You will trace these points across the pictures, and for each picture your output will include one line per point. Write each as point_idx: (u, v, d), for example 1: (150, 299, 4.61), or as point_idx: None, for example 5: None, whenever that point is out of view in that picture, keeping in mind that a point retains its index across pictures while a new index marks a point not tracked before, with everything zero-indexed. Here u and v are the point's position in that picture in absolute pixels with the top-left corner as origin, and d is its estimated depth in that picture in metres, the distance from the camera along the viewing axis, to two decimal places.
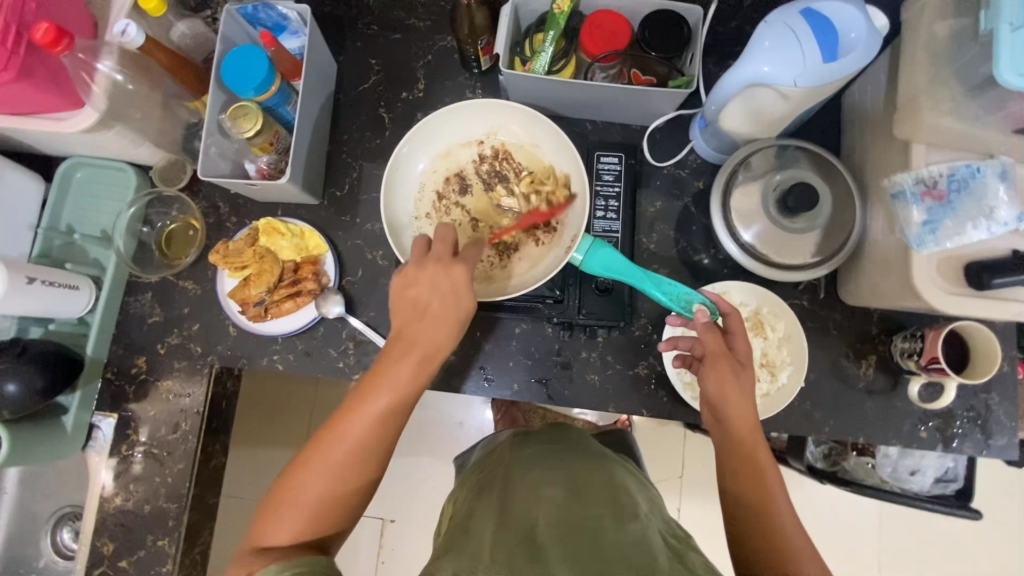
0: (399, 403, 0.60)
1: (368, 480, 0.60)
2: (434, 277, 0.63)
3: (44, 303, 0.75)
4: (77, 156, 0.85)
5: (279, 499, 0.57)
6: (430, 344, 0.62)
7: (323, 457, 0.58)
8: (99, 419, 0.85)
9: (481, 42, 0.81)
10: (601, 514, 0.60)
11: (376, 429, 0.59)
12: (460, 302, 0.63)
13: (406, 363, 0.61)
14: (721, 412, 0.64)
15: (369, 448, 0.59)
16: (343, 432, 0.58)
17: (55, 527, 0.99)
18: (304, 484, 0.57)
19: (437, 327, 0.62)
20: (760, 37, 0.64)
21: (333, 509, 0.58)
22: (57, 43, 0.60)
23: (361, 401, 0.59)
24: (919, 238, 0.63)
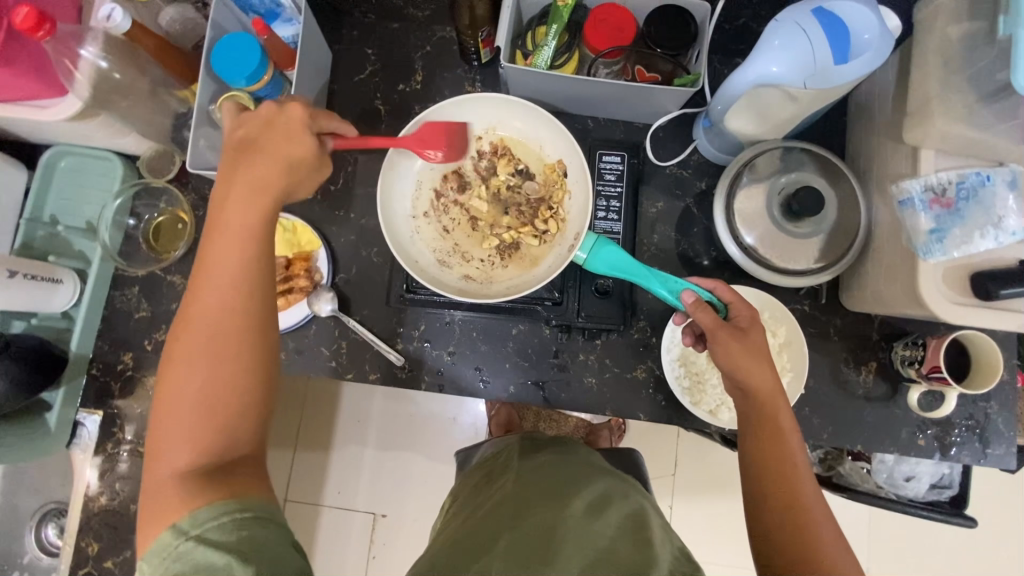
0: (244, 261, 0.54)
1: (246, 358, 0.53)
2: (264, 122, 0.59)
3: (24, 297, 0.73)
4: (60, 145, 0.82)
5: (158, 414, 0.52)
6: (252, 187, 0.56)
7: (185, 349, 0.52)
8: (84, 416, 0.83)
9: (482, 34, 0.79)
10: (616, 540, 0.59)
11: (229, 291, 0.53)
12: (295, 145, 0.58)
13: (235, 210, 0.55)
14: (756, 397, 0.61)
15: (229, 319, 0.53)
16: (198, 314, 0.53)
17: (40, 523, 0.97)
18: (178, 384, 0.52)
19: (264, 167, 0.57)
20: (771, 35, 0.62)
21: (218, 398, 0.52)
22: (38, 27, 0.57)
23: (206, 271, 0.54)
24: (927, 247, 0.62)
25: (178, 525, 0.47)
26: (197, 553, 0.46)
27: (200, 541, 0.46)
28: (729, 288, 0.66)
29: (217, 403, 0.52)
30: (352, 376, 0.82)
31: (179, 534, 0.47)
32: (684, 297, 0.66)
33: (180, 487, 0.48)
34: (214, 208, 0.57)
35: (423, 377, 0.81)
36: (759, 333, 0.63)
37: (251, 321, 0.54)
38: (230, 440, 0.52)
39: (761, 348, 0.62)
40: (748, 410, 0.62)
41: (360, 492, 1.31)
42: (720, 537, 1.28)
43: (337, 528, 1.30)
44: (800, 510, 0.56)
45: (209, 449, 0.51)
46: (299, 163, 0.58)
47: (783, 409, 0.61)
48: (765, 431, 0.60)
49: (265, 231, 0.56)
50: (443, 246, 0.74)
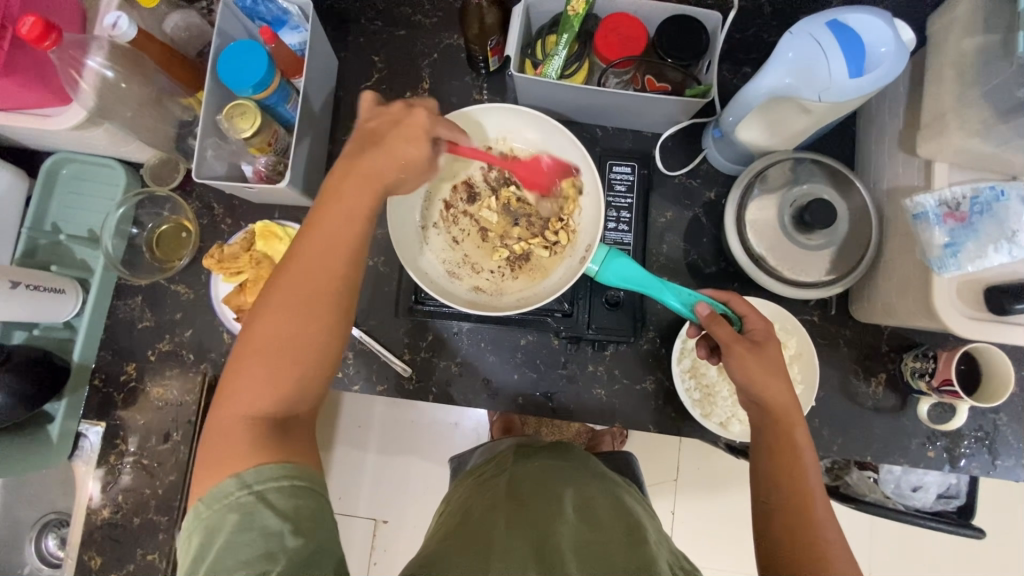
0: (350, 237, 0.53)
1: (336, 329, 0.53)
2: (395, 116, 0.57)
3: (26, 308, 0.72)
4: (62, 152, 0.81)
5: (238, 358, 0.52)
6: (372, 170, 0.54)
7: (278, 304, 0.52)
8: (86, 428, 0.82)
9: (491, 43, 0.78)
10: (613, 539, 0.60)
11: (333, 261, 0.53)
12: (414, 145, 0.55)
13: (355, 186, 0.54)
14: (773, 412, 0.60)
15: (328, 288, 0.53)
16: (300, 272, 0.52)
17: (40, 534, 0.96)
18: (264, 333, 0.51)
19: (384, 158, 0.55)
20: (785, 48, 0.62)
21: (298, 357, 0.52)
22: (44, 38, 0.56)
23: (313, 238, 0.53)
24: (941, 261, 0.61)
25: (242, 476, 0.49)
26: (252, 514, 0.48)
27: (260, 499, 0.48)
28: (747, 302, 0.66)
29: (292, 366, 0.52)
30: (358, 387, 0.81)
31: (242, 486, 0.49)
32: (700, 310, 0.65)
33: (250, 437, 0.50)
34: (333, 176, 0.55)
35: (431, 388, 0.80)
36: (775, 347, 0.62)
37: (345, 296, 0.54)
38: (300, 399, 0.53)
39: (777, 362, 0.61)
40: (764, 425, 0.62)
41: (362, 498, 1.30)
42: (724, 544, 1.28)
43: (339, 534, 1.29)
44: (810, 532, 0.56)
45: (281, 404, 0.52)
46: (411, 165, 0.56)
47: (800, 426, 0.61)
48: (780, 448, 0.60)
49: (375, 214, 0.55)
50: (452, 257, 0.74)
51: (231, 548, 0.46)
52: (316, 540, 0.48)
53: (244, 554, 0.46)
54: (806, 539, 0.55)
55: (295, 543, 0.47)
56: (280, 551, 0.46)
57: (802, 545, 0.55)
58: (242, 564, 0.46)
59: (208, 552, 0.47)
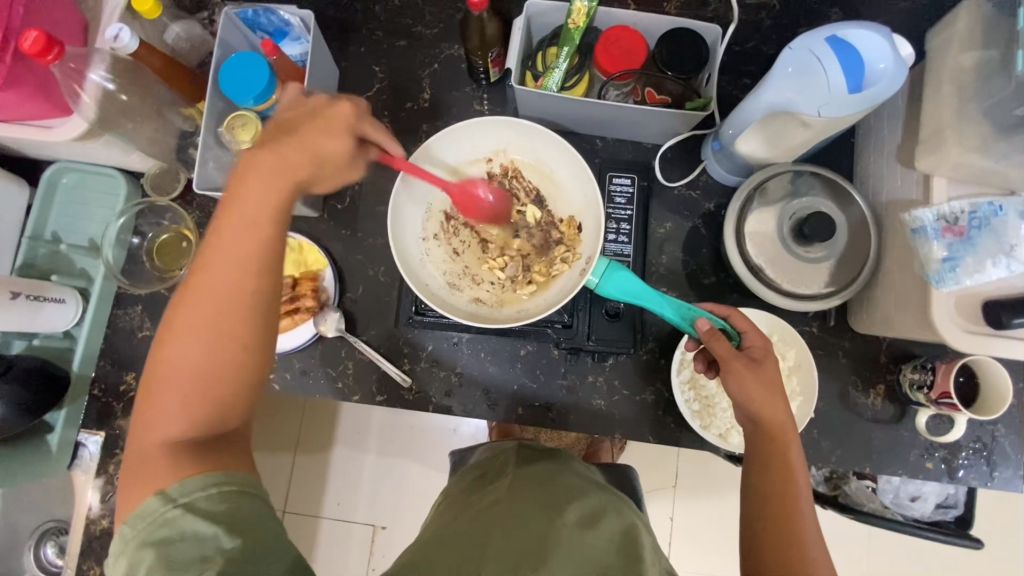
0: (258, 241, 0.51)
1: (251, 340, 0.51)
2: (313, 110, 0.56)
3: (26, 318, 0.72)
4: (62, 161, 0.81)
5: (152, 379, 0.50)
6: (281, 170, 0.52)
7: (187, 320, 0.49)
8: (85, 437, 0.82)
9: (491, 55, 0.78)
10: (608, 552, 0.60)
11: (242, 268, 0.50)
12: (334, 140, 0.55)
13: (257, 188, 0.51)
14: (767, 430, 0.61)
15: (238, 298, 0.50)
16: (205, 285, 0.49)
17: (38, 543, 0.95)
18: (176, 351, 0.50)
19: (295, 153, 0.53)
20: (784, 63, 0.63)
21: (214, 374, 0.50)
22: (47, 52, 0.56)
23: (217, 246, 0.50)
24: (940, 275, 0.62)
25: (167, 492, 0.46)
26: (183, 522, 0.45)
27: (187, 512, 0.46)
28: (745, 316, 0.66)
29: (211, 382, 0.50)
30: (358, 397, 0.81)
31: (167, 501, 0.46)
32: (700, 325, 0.66)
33: (171, 456, 0.48)
34: (235, 177, 0.53)
35: (430, 398, 0.80)
36: (773, 363, 0.62)
37: (261, 304, 0.51)
38: (224, 414, 0.51)
39: (774, 379, 0.62)
40: (759, 444, 0.62)
41: (361, 504, 1.30)
42: (722, 550, 1.28)
43: (338, 541, 1.29)
44: (795, 550, 0.56)
45: (202, 423, 0.50)
46: (329, 159, 0.55)
47: (794, 445, 0.61)
48: (775, 467, 0.60)
49: (285, 215, 0.53)
50: (453, 268, 0.74)
51: (167, 555, 0.45)
52: (253, 543, 0.46)
53: (181, 560, 0.44)
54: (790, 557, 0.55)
55: (231, 545, 0.45)
56: (215, 555, 0.44)
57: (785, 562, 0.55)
58: (178, 569, 0.44)
59: (140, 567, 0.45)
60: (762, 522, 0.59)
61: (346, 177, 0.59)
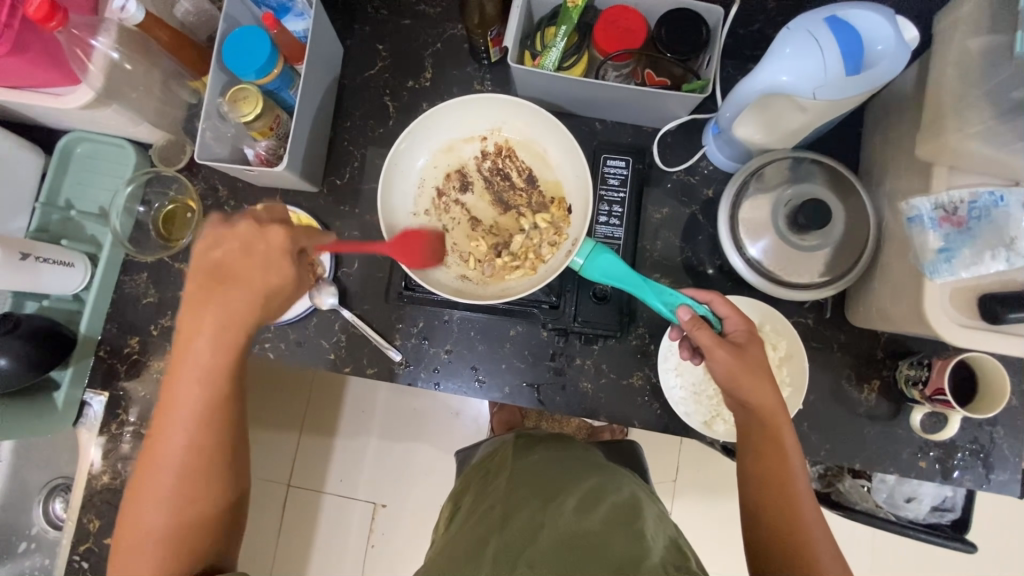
0: (215, 392, 0.55)
1: (222, 482, 0.56)
2: (243, 244, 0.58)
3: (35, 279, 0.75)
4: (77, 130, 0.84)
5: (125, 544, 0.54)
6: (229, 317, 0.56)
7: (154, 481, 0.54)
8: (90, 396, 0.86)
9: (491, 33, 0.79)
10: (610, 530, 0.60)
11: (200, 422, 0.55)
12: (277, 267, 0.58)
13: (206, 341, 0.55)
14: (758, 415, 0.60)
15: (201, 452, 0.55)
16: (166, 444, 0.54)
17: (47, 497, 1.00)
18: (145, 509, 0.54)
19: (236, 297, 0.56)
20: (782, 43, 0.60)
21: (189, 521, 0.54)
22: (50, 18, 0.59)
23: (174, 403, 0.55)
24: (934, 266, 0.60)
25: None
26: None
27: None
28: (728, 302, 0.65)
29: (182, 532, 0.54)
30: (350, 370, 0.82)
31: None
32: (680, 313, 0.65)
33: None
34: (183, 331, 0.56)
35: (420, 374, 0.81)
36: (758, 348, 0.62)
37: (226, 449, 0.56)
38: (205, 556, 0.55)
39: (761, 365, 0.61)
40: (752, 430, 0.62)
41: (361, 481, 1.33)
42: (721, 545, 1.27)
43: (337, 516, 1.32)
44: (803, 542, 0.56)
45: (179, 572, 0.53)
46: (276, 291, 0.58)
47: (787, 430, 0.61)
48: (768, 456, 0.60)
49: (240, 362, 0.57)
50: (442, 244, 0.75)
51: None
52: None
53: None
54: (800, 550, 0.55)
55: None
56: None
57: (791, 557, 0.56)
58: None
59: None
60: (763, 514, 0.59)
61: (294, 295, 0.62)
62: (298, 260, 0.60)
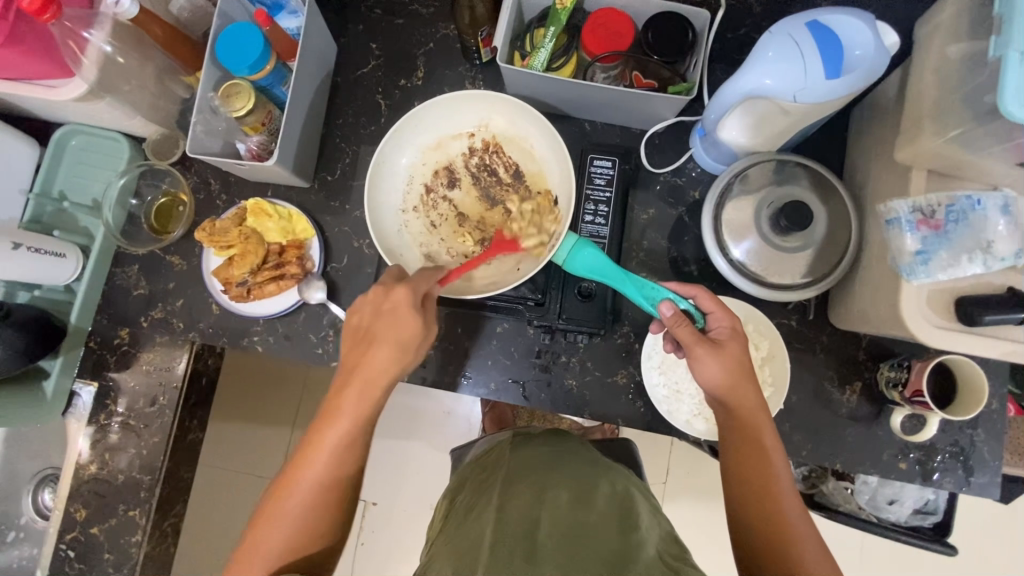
0: (353, 435, 0.60)
1: (342, 510, 0.61)
2: (375, 305, 0.62)
3: (26, 268, 0.76)
4: (72, 123, 0.85)
5: (244, 560, 0.58)
6: (376, 373, 0.60)
7: (283, 510, 0.58)
8: (80, 387, 0.87)
9: (481, 34, 0.80)
10: (605, 525, 0.61)
11: (336, 462, 0.60)
12: (406, 322, 0.61)
13: (353, 394, 0.60)
14: (734, 411, 0.62)
15: (329, 488, 0.59)
16: (300, 478, 0.59)
17: (37, 487, 1.00)
18: (270, 531, 0.58)
19: (380, 354, 0.60)
20: (764, 47, 0.61)
21: (305, 544, 0.59)
22: (44, 10, 0.60)
23: (316, 442, 0.60)
24: (911, 268, 0.61)
25: None
26: None
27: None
28: (711, 297, 0.66)
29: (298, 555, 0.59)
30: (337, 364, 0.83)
31: None
32: (662, 308, 0.65)
33: None
34: (336, 381, 0.62)
35: (406, 369, 0.82)
36: (737, 345, 0.63)
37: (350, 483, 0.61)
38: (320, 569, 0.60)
39: (741, 362, 0.62)
40: (729, 427, 0.63)
41: None
42: (709, 548, 1.27)
43: None
44: (785, 538, 0.56)
45: None
46: (407, 343, 0.61)
47: (766, 428, 0.61)
48: (745, 453, 0.61)
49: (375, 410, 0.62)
50: (429, 239, 0.76)
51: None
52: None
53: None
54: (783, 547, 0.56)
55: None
56: None
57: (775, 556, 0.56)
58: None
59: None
60: (745, 513, 0.59)
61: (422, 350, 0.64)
62: (426, 315, 0.63)
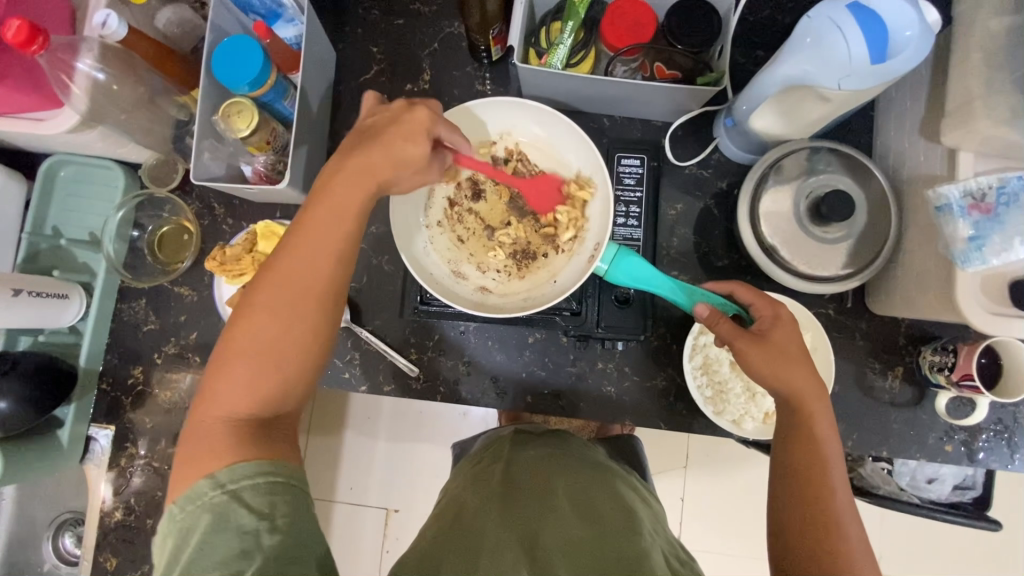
0: (347, 229, 0.53)
1: (328, 320, 0.53)
2: (394, 114, 0.56)
3: (31, 315, 0.72)
4: (60, 154, 0.80)
5: (225, 352, 0.51)
6: (376, 167, 0.54)
7: (264, 300, 0.51)
8: (96, 431, 0.82)
9: (493, 32, 0.75)
10: (608, 533, 0.57)
11: (326, 255, 0.52)
12: (413, 143, 0.55)
13: (348, 183, 0.53)
14: (795, 406, 0.59)
15: (317, 288, 0.52)
16: (284, 269, 0.52)
17: (56, 533, 0.96)
18: (248, 335, 0.51)
19: (378, 153, 0.54)
20: (803, 33, 0.59)
21: (282, 354, 0.51)
22: (31, 41, 0.55)
23: (306, 225, 0.52)
24: (966, 255, 0.59)
25: (217, 475, 0.48)
26: (230, 512, 0.47)
27: (237, 496, 0.47)
28: (751, 290, 0.64)
29: (277, 361, 0.51)
30: (366, 388, 0.80)
31: (216, 485, 0.47)
32: (698, 308, 0.64)
33: (235, 435, 0.49)
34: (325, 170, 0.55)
35: (438, 387, 0.79)
36: (783, 333, 0.61)
37: (326, 302, 0.53)
38: (282, 402, 0.53)
39: (787, 351, 0.60)
40: (784, 418, 0.60)
41: (373, 487, 1.30)
42: (742, 532, 1.23)
43: (350, 524, 1.30)
44: (826, 508, 0.55)
45: (263, 403, 0.51)
46: (410, 160, 0.55)
47: (821, 417, 0.59)
48: (800, 449, 0.57)
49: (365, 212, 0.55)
50: (456, 255, 0.73)
51: (208, 546, 0.46)
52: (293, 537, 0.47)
53: (219, 547, 0.45)
54: (830, 529, 0.54)
55: (272, 540, 0.46)
56: (255, 550, 0.46)
57: (819, 527, 0.54)
58: (215, 566, 0.45)
59: (183, 553, 0.46)
60: (789, 508, 0.56)
61: (421, 178, 0.59)
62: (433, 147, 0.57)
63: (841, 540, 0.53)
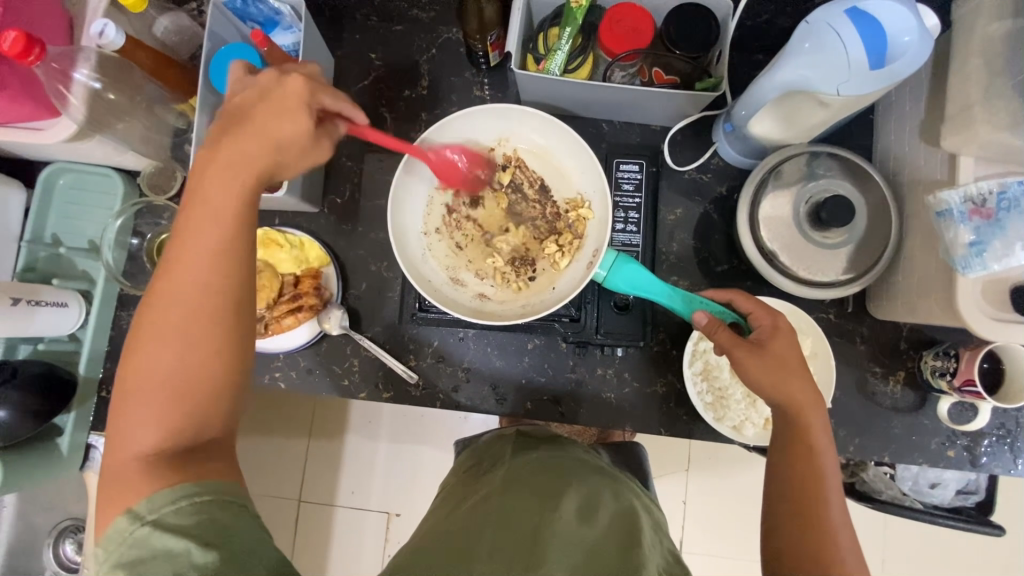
0: (226, 233, 0.50)
1: (233, 332, 0.51)
2: (262, 91, 0.53)
3: (29, 324, 0.71)
4: (60, 162, 0.80)
5: (126, 384, 0.49)
6: (244, 159, 0.51)
7: (155, 325, 0.49)
8: (95, 439, 0.81)
9: (490, 38, 0.75)
10: (607, 542, 0.57)
11: (212, 266, 0.50)
12: (290, 120, 0.52)
13: (219, 185, 0.50)
14: (793, 414, 0.58)
15: (210, 300, 0.50)
16: (171, 288, 0.49)
17: (57, 541, 0.97)
18: (146, 363, 0.49)
19: (250, 142, 0.51)
20: (800, 39, 0.59)
21: (188, 376, 0.49)
22: (28, 52, 0.55)
23: (185, 239, 0.50)
24: (966, 261, 0.59)
25: (134, 509, 0.46)
26: (155, 540, 0.45)
27: (158, 528, 0.46)
28: (750, 299, 0.64)
29: (185, 385, 0.49)
30: (365, 395, 0.79)
31: (135, 519, 0.46)
32: (697, 317, 0.63)
33: (148, 468, 0.47)
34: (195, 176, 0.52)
35: (437, 393, 0.79)
36: (783, 342, 0.60)
37: (227, 313, 0.50)
38: (200, 427, 0.50)
39: (786, 360, 0.59)
40: (781, 425, 0.60)
41: (374, 492, 1.30)
42: (743, 534, 1.23)
43: (351, 528, 1.30)
44: (819, 515, 0.55)
45: (177, 432, 0.49)
46: (287, 143, 0.52)
47: (819, 426, 0.58)
48: (797, 457, 0.57)
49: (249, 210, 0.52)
50: (455, 262, 0.73)
51: (142, 573, 0.44)
52: (231, 553, 0.45)
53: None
54: (821, 538, 0.54)
55: (205, 559, 0.44)
56: (188, 568, 0.44)
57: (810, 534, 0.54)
58: None
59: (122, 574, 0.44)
60: (782, 521, 0.56)
61: (317, 155, 0.56)
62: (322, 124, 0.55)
63: (833, 547, 0.53)
